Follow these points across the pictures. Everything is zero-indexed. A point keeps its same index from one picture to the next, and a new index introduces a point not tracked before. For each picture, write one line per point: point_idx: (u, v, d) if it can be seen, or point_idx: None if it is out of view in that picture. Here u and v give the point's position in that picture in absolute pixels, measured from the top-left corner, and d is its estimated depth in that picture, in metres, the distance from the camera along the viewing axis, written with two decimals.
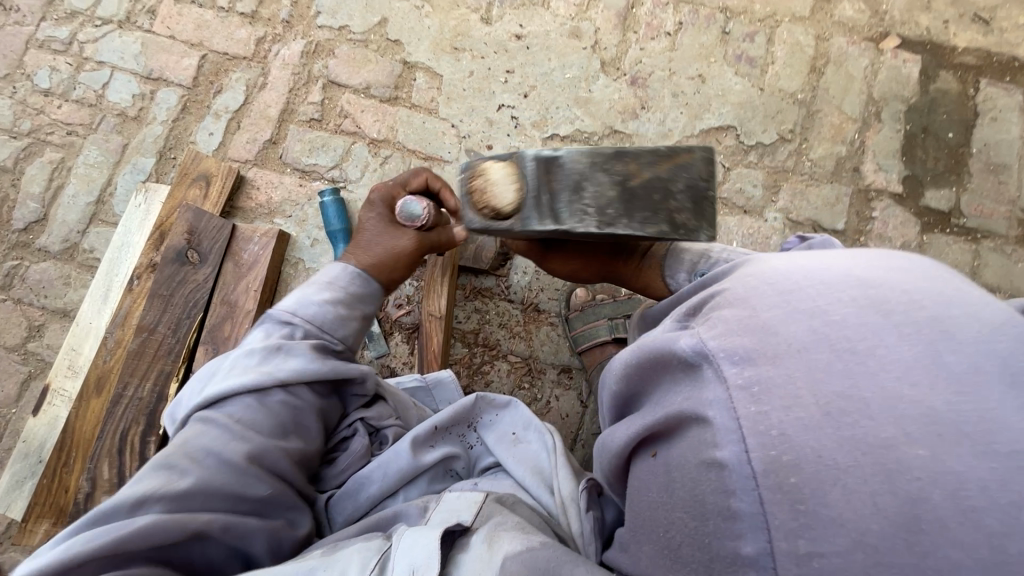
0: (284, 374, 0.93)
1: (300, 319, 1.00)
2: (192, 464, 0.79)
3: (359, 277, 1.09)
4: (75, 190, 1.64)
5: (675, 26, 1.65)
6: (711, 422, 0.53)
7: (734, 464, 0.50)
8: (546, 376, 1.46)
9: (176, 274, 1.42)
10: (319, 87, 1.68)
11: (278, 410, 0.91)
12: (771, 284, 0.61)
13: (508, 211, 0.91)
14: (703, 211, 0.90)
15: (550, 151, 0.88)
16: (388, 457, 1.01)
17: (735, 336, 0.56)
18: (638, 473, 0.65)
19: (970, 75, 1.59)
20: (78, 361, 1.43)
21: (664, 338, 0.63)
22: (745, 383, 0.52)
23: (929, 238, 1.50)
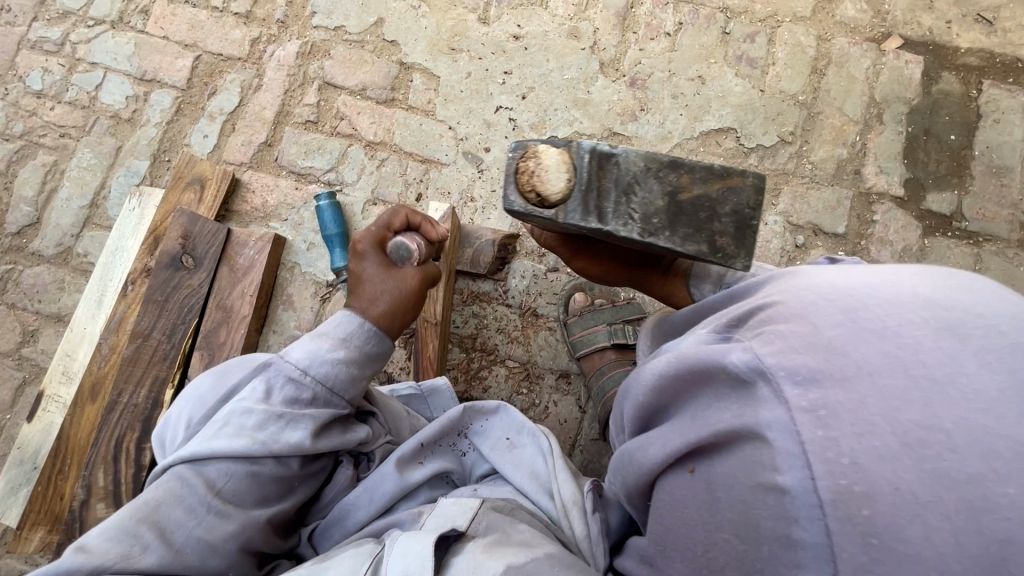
0: (276, 447, 0.86)
1: (312, 380, 0.92)
2: (160, 538, 0.77)
3: (370, 333, 0.99)
4: (69, 193, 1.62)
5: (674, 26, 1.63)
6: (772, 445, 0.50)
7: (798, 491, 0.47)
8: (544, 382, 1.45)
9: (171, 279, 1.41)
10: (315, 89, 1.66)
11: (262, 482, 0.87)
12: (831, 299, 0.57)
13: (554, 199, 0.84)
14: (744, 239, 0.86)
15: (607, 147, 0.84)
16: (374, 481, 1.00)
17: (797, 354, 0.52)
18: (673, 487, 0.64)
19: (972, 76, 1.57)
20: (72, 367, 1.41)
21: (712, 351, 0.60)
22: (810, 405, 0.49)
23: (930, 241, 1.49)
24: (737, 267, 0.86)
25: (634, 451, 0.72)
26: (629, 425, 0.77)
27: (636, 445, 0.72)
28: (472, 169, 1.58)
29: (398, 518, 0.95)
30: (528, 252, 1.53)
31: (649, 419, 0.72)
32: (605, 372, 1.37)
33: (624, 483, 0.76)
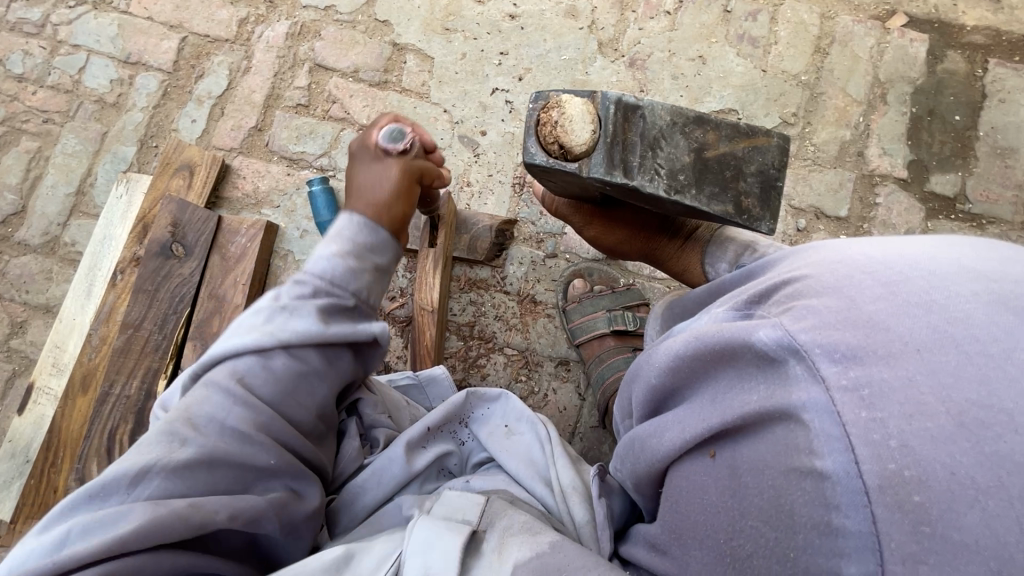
0: (287, 335, 0.81)
1: (310, 277, 0.87)
2: (193, 431, 0.72)
3: (367, 224, 0.92)
4: (54, 181, 1.58)
5: (674, 4, 1.59)
6: (809, 427, 0.48)
7: (841, 476, 0.45)
8: (544, 369, 1.44)
9: (161, 268, 1.37)
10: (306, 71, 1.62)
11: (284, 376, 0.81)
12: (868, 274, 0.56)
13: (578, 151, 0.84)
14: (770, 200, 0.91)
15: (633, 100, 0.87)
16: (380, 465, 0.98)
17: (836, 330, 0.51)
18: (691, 473, 0.62)
19: (978, 55, 1.54)
20: (62, 359, 1.39)
21: (738, 328, 0.59)
22: (851, 384, 0.47)
23: (933, 224, 1.46)
24: (761, 229, 0.91)
25: (646, 437, 0.71)
26: (640, 409, 0.75)
27: (648, 430, 0.71)
28: (468, 153, 1.55)
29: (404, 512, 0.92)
30: (526, 237, 1.51)
31: (662, 403, 0.71)
32: (604, 359, 1.36)
33: (634, 469, 0.75)
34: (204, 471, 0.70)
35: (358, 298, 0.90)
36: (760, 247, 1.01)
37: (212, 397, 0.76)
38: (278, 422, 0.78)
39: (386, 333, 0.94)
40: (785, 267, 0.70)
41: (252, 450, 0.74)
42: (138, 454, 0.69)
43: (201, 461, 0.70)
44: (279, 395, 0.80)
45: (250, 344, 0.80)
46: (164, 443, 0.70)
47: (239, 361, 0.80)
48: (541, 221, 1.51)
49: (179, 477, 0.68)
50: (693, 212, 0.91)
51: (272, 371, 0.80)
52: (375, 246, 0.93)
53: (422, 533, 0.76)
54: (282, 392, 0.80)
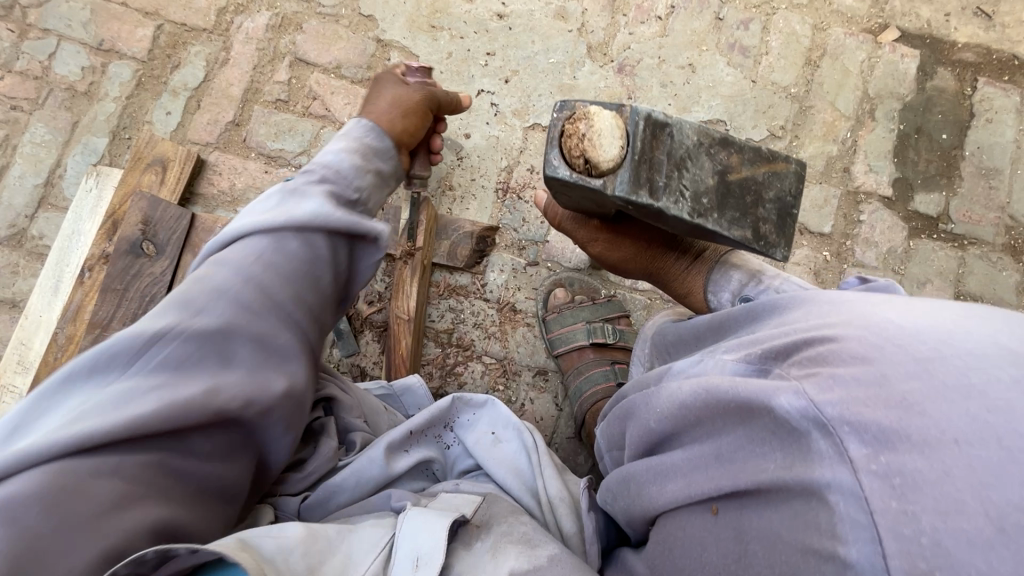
0: (298, 215, 0.89)
1: (321, 168, 1.01)
2: (205, 304, 0.75)
3: (374, 129, 1.13)
4: (22, 171, 1.52)
5: (666, 10, 1.56)
6: (833, 509, 0.47)
7: (864, 566, 0.43)
8: (521, 378, 1.42)
9: (131, 267, 1.34)
10: (286, 65, 1.57)
11: (295, 255, 0.87)
12: (898, 342, 0.53)
13: (605, 166, 0.82)
14: (785, 226, 0.90)
15: (662, 117, 0.84)
16: (361, 465, 0.96)
17: (865, 406, 0.48)
18: (688, 524, 0.63)
19: (968, 73, 1.53)
20: (28, 356, 1.35)
21: (757, 388, 0.56)
22: (881, 470, 0.45)
23: (915, 243, 1.46)
24: (775, 256, 0.90)
25: (643, 481, 0.71)
26: (638, 448, 0.75)
27: (649, 475, 0.70)
28: (452, 156, 1.51)
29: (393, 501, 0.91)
30: (508, 244, 1.49)
31: (658, 446, 0.72)
32: (583, 371, 1.34)
33: (626, 508, 0.76)
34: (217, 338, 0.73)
35: (360, 195, 1.05)
36: (764, 277, 1.00)
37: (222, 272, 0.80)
38: (287, 305, 0.82)
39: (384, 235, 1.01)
40: (799, 317, 0.68)
41: (262, 321, 0.78)
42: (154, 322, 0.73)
43: (217, 327, 0.74)
44: (290, 274, 0.85)
45: (265, 225, 0.87)
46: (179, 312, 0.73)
47: (252, 243, 0.85)
48: (523, 228, 1.49)
49: (195, 341, 0.72)
50: (711, 236, 0.89)
51: (283, 251, 0.86)
52: (380, 151, 1.13)
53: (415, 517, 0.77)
54: (295, 269, 0.86)
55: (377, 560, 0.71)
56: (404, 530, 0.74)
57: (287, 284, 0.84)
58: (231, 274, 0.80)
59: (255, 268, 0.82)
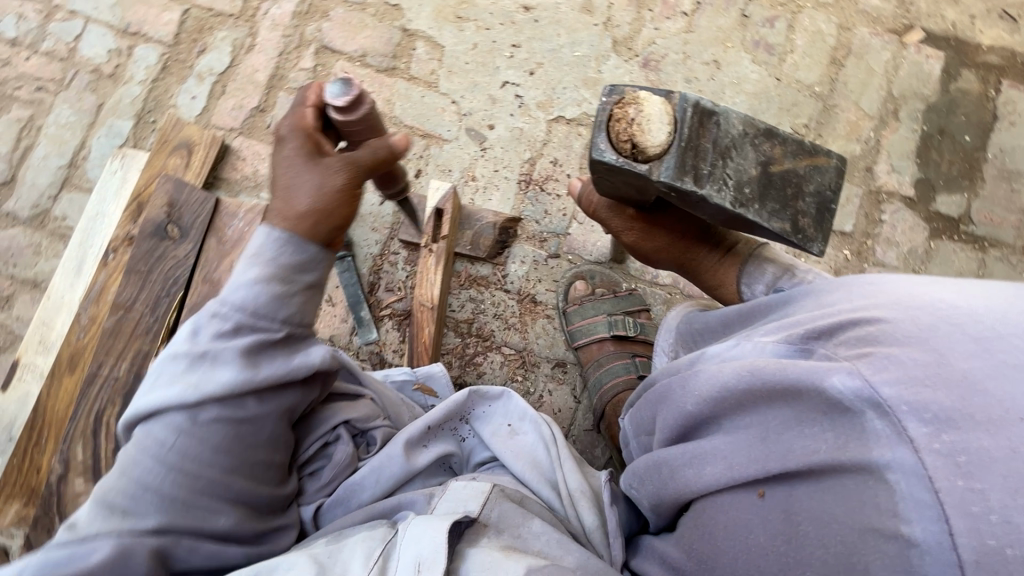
0: (210, 385, 0.77)
1: (229, 310, 0.80)
2: (136, 500, 0.73)
3: (289, 240, 0.83)
4: (46, 151, 1.53)
5: (692, 6, 1.57)
6: (894, 488, 0.47)
7: (930, 545, 0.44)
8: (540, 370, 1.42)
9: (155, 249, 1.34)
10: (312, 53, 1.57)
11: (216, 430, 0.77)
12: (955, 323, 0.53)
13: (652, 151, 0.82)
14: (824, 221, 0.89)
15: (710, 106, 0.86)
16: (381, 461, 0.93)
17: (924, 387, 0.49)
18: (731, 507, 0.62)
19: (992, 75, 1.53)
20: (50, 336, 1.36)
21: (807, 368, 0.57)
22: (944, 449, 0.46)
23: (936, 244, 1.46)
24: (812, 250, 0.88)
25: (677, 465, 0.70)
26: (668, 432, 0.75)
27: (680, 458, 0.70)
28: (475, 146, 1.52)
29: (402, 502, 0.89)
30: (529, 236, 1.49)
31: (692, 430, 0.71)
32: (603, 363, 1.34)
33: (655, 493, 0.74)
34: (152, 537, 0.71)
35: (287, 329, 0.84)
36: (798, 273, 1.02)
37: (146, 460, 0.75)
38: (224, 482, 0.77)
39: (325, 362, 0.88)
40: (841, 300, 0.69)
41: (199, 514, 0.75)
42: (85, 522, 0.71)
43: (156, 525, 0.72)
44: (216, 450, 0.77)
45: (179, 401, 0.77)
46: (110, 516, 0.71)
47: (169, 421, 0.76)
48: (545, 220, 1.49)
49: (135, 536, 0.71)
50: (750, 227, 0.89)
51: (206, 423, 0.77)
52: (304, 264, 0.84)
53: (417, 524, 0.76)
54: (219, 444, 0.77)
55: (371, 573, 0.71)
56: (406, 538, 0.74)
57: (217, 461, 0.77)
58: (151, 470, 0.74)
59: (181, 457, 0.75)
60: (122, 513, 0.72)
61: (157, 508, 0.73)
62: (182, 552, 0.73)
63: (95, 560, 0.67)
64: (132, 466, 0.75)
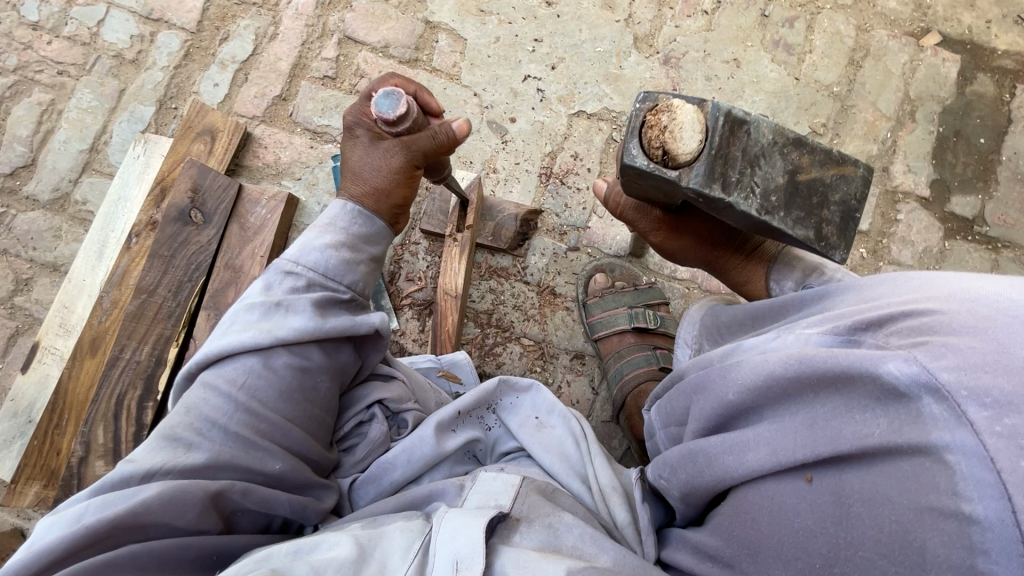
0: (284, 333, 0.85)
1: (304, 269, 0.91)
2: (198, 437, 0.76)
3: (359, 214, 0.98)
4: (67, 135, 1.53)
5: (712, 5, 1.59)
6: (952, 469, 0.48)
7: (993, 523, 0.45)
8: (559, 361, 1.44)
9: (179, 234, 1.34)
10: (334, 43, 1.58)
11: (286, 374, 0.84)
12: (1008, 314, 0.55)
13: (682, 159, 0.81)
14: (847, 230, 0.91)
15: (742, 113, 0.83)
16: (412, 443, 0.94)
17: (983, 373, 0.50)
18: (777, 493, 0.62)
19: (1007, 79, 1.55)
20: (71, 319, 1.36)
21: (860, 356, 0.58)
22: (1006, 432, 0.47)
23: (950, 244, 1.48)
24: (834, 257, 0.91)
25: (716, 452, 0.70)
26: (703, 422, 0.74)
27: (719, 446, 0.69)
28: (496, 139, 1.53)
29: (436, 487, 0.88)
30: (550, 229, 1.50)
31: (731, 419, 0.71)
32: (624, 355, 1.35)
33: (690, 481, 0.74)
34: (212, 473, 0.74)
35: (353, 292, 0.95)
36: (828, 270, 1.00)
37: (212, 401, 0.79)
38: (283, 429, 0.81)
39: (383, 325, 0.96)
40: (885, 294, 0.70)
41: (256, 456, 0.77)
42: (144, 458, 0.72)
43: (209, 463, 0.74)
44: (280, 395, 0.83)
45: (251, 345, 0.83)
46: (170, 449, 0.74)
47: (242, 363, 0.83)
48: (565, 214, 1.51)
49: (189, 476, 0.72)
50: (774, 234, 0.90)
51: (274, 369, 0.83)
52: (370, 237, 0.99)
53: (454, 518, 0.75)
54: (285, 390, 0.83)
55: (411, 567, 0.69)
56: (442, 532, 0.72)
57: (281, 407, 0.82)
58: (218, 408, 0.79)
59: (251, 394, 0.81)
60: (186, 446, 0.74)
61: (218, 445, 0.76)
62: (237, 497, 0.73)
63: (151, 496, 0.67)
64: (199, 405, 0.79)
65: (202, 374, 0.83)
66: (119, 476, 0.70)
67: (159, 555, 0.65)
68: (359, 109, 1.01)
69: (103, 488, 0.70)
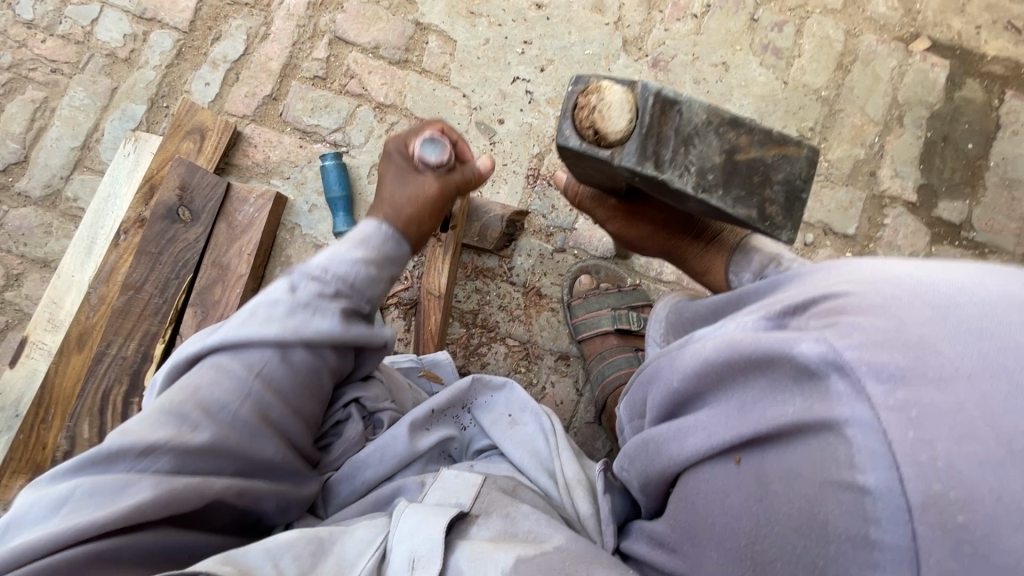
0: (309, 333, 0.84)
1: (333, 278, 0.89)
2: (204, 416, 0.74)
3: (393, 235, 0.98)
4: (59, 133, 1.54)
5: (702, 8, 1.59)
6: (850, 442, 0.48)
7: (884, 492, 0.45)
8: (543, 362, 1.44)
9: (166, 231, 1.35)
10: (325, 43, 1.59)
11: (302, 369, 0.84)
12: (917, 294, 0.55)
13: (613, 138, 0.83)
14: (793, 210, 0.88)
15: (672, 93, 0.84)
16: (384, 441, 0.95)
17: (883, 349, 0.50)
18: (709, 476, 0.63)
19: (996, 85, 1.55)
20: (59, 315, 1.37)
21: (778, 339, 0.58)
22: (897, 404, 0.47)
23: (937, 249, 1.48)
24: (780, 238, 0.88)
25: (663, 441, 0.71)
26: (656, 411, 0.76)
27: (666, 434, 0.71)
28: (484, 140, 1.53)
29: (401, 489, 0.90)
30: (536, 229, 1.51)
31: (679, 407, 0.71)
32: (606, 356, 1.36)
33: (644, 470, 0.75)
34: (209, 458, 0.72)
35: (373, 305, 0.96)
36: (785, 261, 0.98)
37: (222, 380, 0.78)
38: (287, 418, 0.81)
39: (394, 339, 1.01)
40: (821, 281, 0.70)
41: (256, 443, 0.77)
42: (145, 431, 0.70)
43: (211, 448, 0.72)
44: (293, 386, 0.83)
45: (272, 338, 0.82)
46: (174, 425, 0.71)
47: (257, 352, 0.82)
48: (551, 215, 1.51)
49: (184, 460, 0.70)
50: (716, 213, 0.88)
51: (289, 364, 0.83)
52: (397, 257, 0.99)
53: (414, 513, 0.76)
54: (297, 384, 0.84)
55: (369, 562, 0.71)
56: (402, 528, 0.74)
57: (288, 396, 0.82)
58: (230, 388, 0.78)
59: (264, 380, 0.80)
60: (185, 430, 0.72)
61: (221, 428, 0.74)
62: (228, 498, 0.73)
63: (146, 495, 0.66)
64: (209, 383, 0.77)
65: (212, 355, 0.81)
66: (116, 448, 0.68)
67: (138, 552, 0.65)
68: (399, 142, 1.09)
69: (95, 458, 0.68)
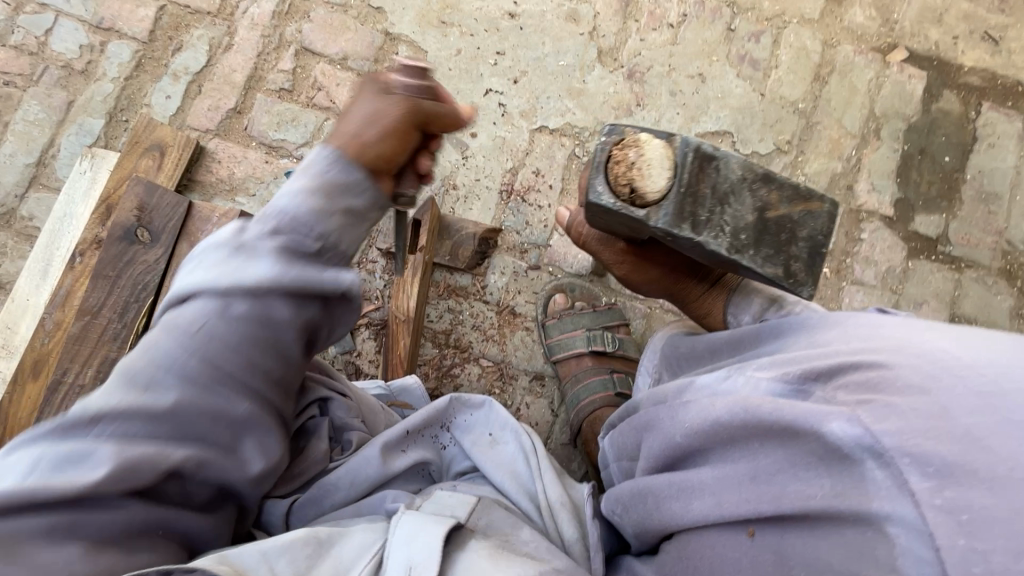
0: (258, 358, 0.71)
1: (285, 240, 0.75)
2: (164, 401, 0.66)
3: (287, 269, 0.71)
4: (13, 149, 1.48)
5: (678, 18, 1.56)
6: (893, 542, 0.48)
7: None
8: (518, 383, 1.41)
9: (124, 253, 1.30)
10: (291, 54, 1.54)
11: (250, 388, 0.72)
12: (958, 376, 0.54)
13: (651, 198, 0.81)
14: (816, 265, 0.85)
15: (710, 150, 0.83)
16: (355, 462, 0.91)
17: (925, 439, 0.50)
18: (719, 543, 0.63)
19: (972, 97, 1.54)
20: (13, 340, 1.30)
21: (804, 412, 0.57)
22: (947, 506, 0.46)
23: (913, 263, 1.47)
24: (803, 295, 0.85)
25: (663, 495, 0.70)
26: (653, 460, 0.75)
27: (667, 489, 0.70)
28: (457, 154, 1.50)
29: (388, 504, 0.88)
30: (510, 247, 1.47)
31: (680, 460, 0.71)
32: (580, 380, 1.34)
33: (641, 521, 0.74)
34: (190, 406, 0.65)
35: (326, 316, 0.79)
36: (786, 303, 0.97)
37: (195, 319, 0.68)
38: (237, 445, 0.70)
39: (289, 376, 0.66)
40: (835, 339, 0.69)
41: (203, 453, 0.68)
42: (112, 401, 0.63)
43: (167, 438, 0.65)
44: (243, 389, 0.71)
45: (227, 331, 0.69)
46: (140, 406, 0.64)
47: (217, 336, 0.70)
48: (526, 231, 1.48)
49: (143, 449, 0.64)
50: (743, 272, 0.86)
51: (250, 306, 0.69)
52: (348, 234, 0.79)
53: (411, 521, 0.73)
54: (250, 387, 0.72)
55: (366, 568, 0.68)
56: (399, 536, 0.70)
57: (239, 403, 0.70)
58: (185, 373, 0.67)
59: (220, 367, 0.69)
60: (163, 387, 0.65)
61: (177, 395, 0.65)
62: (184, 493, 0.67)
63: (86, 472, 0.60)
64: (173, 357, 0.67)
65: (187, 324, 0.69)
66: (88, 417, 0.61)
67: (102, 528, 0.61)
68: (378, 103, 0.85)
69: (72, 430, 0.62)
